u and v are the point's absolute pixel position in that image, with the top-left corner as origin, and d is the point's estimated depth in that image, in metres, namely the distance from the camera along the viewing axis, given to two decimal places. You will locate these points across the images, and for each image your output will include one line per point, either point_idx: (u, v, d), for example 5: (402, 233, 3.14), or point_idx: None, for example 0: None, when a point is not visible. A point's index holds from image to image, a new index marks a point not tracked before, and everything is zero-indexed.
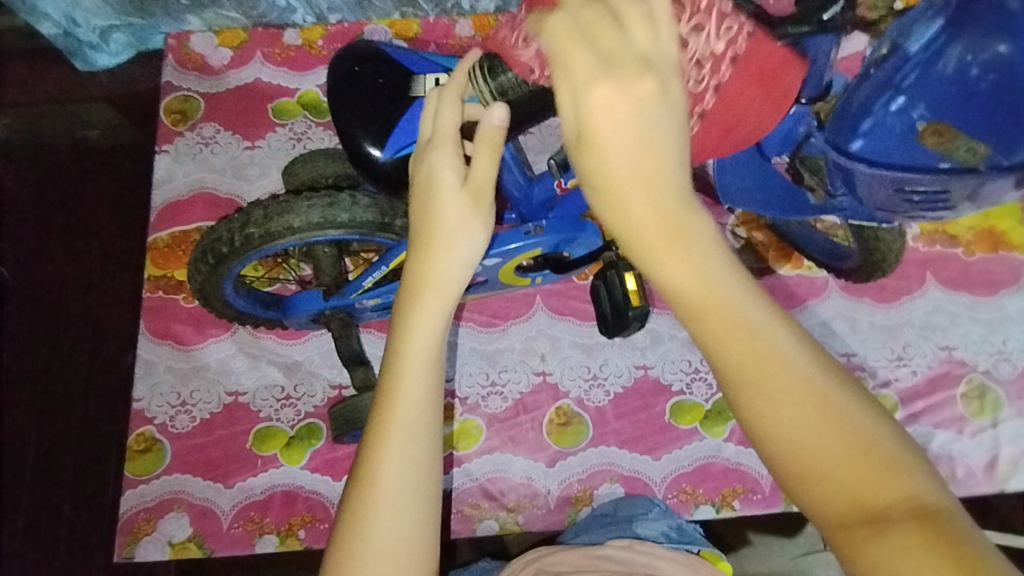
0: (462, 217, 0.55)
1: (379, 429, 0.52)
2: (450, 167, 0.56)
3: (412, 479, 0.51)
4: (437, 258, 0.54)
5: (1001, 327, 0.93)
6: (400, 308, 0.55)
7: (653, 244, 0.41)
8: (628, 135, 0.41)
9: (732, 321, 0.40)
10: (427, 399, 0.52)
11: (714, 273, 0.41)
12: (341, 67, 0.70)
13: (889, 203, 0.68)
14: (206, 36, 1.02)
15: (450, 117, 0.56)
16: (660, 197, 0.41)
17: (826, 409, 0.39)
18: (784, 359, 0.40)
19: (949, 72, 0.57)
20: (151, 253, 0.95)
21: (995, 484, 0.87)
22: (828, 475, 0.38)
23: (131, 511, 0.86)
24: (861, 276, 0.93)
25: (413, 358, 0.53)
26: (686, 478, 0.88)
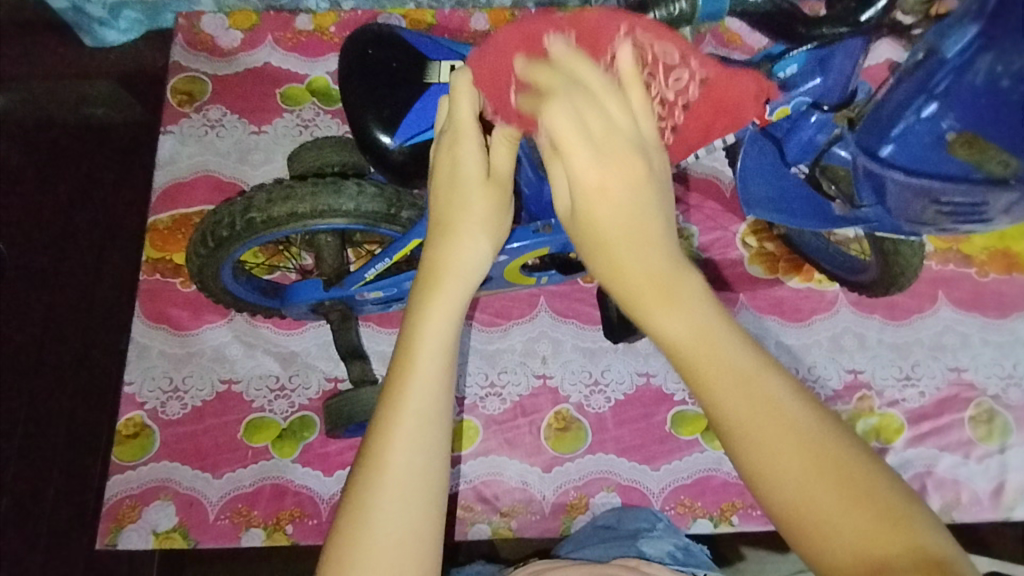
0: (484, 212, 0.54)
1: (388, 417, 0.50)
2: (474, 158, 0.53)
3: (420, 468, 0.49)
4: (457, 248, 0.53)
5: (1012, 350, 0.91)
6: (415, 297, 0.53)
7: (649, 308, 0.43)
8: (616, 207, 0.43)
9: (727, 370, 0.41)
10: (440, 389, 0.51)
11: (709, 328, 0.42)
12: (353, 50, 0.68)
13: (918, 215, 0.65)
14: (217, 17, 1.01)
15: (466, 108, 0.53)
16: (651, 260, 0.43)
17: (823, 456, 0.39)
18: (778, 406, 0.40)
19: (979, 83, 0.52)
20: (150, 235, 0.93)
21: (1000, 511, 0.85)
22: (835, 530, 0.38)
23: (116, 497, 0.84)
24: (881, 291, 0.90)
25: (421, 354, 0.50)
26: (685, 490, 0.86)
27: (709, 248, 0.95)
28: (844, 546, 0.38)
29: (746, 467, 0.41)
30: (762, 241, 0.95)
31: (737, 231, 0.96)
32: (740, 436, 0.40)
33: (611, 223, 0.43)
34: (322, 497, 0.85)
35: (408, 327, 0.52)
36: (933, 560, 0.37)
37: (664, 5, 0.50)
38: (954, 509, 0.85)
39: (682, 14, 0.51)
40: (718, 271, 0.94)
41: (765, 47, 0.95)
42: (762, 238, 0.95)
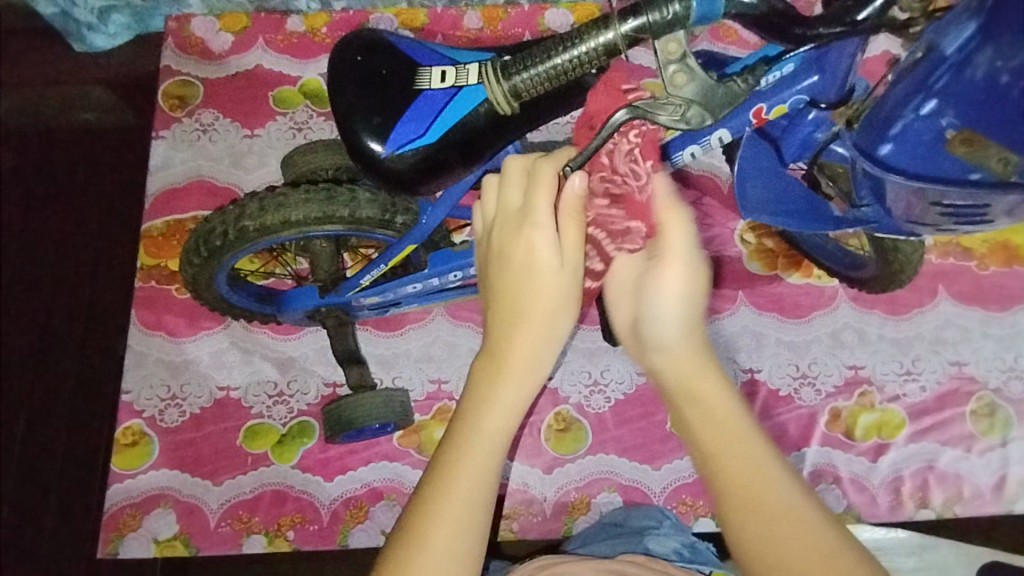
0: (557, 301, 0.55)
1: (440, 484, 0.52)
2: (548, 244, 0.54)
3: (463, 546, 0.51)
4: (525, 341, 0.54)
5: (1013, 343, 0.91)
6: (480, 375, 0.55)
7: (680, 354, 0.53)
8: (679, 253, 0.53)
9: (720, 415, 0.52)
10: (490, 470, 0.53)
11: (716, 391, 0.53)
12: (343, 56, 0.67)
13: (918, 216, 0.64)
14: (207, 19, 0.99)
15: (515, 197, 0.55)
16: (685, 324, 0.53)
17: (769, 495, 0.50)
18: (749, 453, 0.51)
19: (979, 79, 0.51)
20: (145, 242, 0.92)
21: (1002, 505, 0.86)
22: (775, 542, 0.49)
23: (117, 506, 0.84)
24: (879, 287, 0.89)
25: (478, 435, 0.53)
26: (686, 489, 0.86)
27: (707, 245, 0.95)
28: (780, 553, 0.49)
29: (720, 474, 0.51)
30: (761, 237, 0.95)
31: (736, 228, 0.95)
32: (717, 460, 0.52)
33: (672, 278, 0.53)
34: (323, 502, 0.85)
35: (470, 404, 0.55)
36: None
37: (658, 8, 0.49)
38: (956, 504, 0.85)
39: (677, 16, 0.49)
40: (717, 269, 0.94)
41: (761, 42, 0.94)
42: (760, 234, 0.94)
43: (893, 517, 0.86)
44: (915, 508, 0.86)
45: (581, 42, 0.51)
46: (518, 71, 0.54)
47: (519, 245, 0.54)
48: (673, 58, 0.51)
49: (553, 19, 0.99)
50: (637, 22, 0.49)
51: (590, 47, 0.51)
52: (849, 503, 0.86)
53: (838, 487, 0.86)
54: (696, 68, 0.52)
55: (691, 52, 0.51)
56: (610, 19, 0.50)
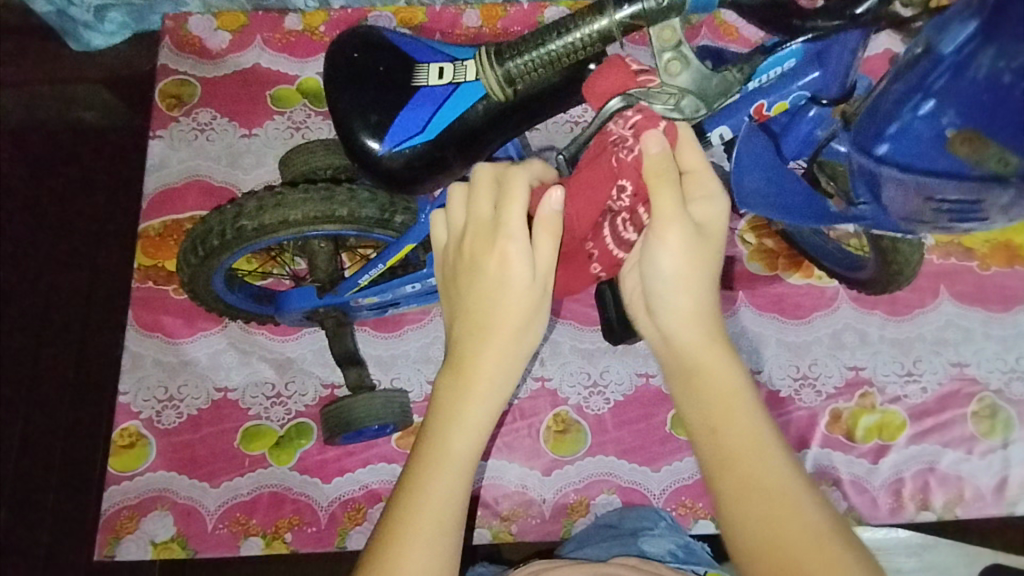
0: (524, 317, 0.54)
1: (406, 508, 0.52)
2: (523, 260, 0.53)
3: (434, 569, 0.51)
4: (488, 357, 0.54)
5: (1015, 344, 0.90)
6: (444, 390, 0.55)
7: (688, 335, 0.52)
8: (700, 226, 0.51)
9: (725, 391, 0.52)
10: (456, 492, 0.53)
11: (723, 365, 0.52)
12: (339, 53, 0.66)
13: (915, 215, 0.63)
14: (204, 18, 0.99)
15: (484, 208, 0.53)
16: (698, 302, 0.52)
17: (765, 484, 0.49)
18: (751, 428, 0.51)
19: (981, 78, 0.50)
20: (142, 242, 0.92)
21: (1004, 507, 0.85)
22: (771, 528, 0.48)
23: (113, 508, 0.83)
24: (879, 288, 0.88)
25: (446, 457, 0.53)
26: (686, 491, 0.85)
27: None
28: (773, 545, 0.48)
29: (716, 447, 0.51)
30: (761, 238, 0.94)
31: (736, 227, 0.94)
32: (713, 443, 0.51)
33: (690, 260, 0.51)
34: (321, 505, 0.84)
35: (435, 421, 0.54)
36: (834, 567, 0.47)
37: None
38: (957, 505, 0.85)
39: (671, 4, 0.49)
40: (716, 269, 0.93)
41: (761, 40, 0.94)
42: (761, 234, 0.94)
43: (893, 519, 0.85)
44: (916, 510, 0.85)
45: (576, 28, 0.51)
46: (511, 57, 0.53)
47: (492, 262, 0.53)
48: (668, 46, 0.51)
49: (553, 17, 0.99)
50: (632, 9, 0.49)
51: (585, 33, 0.51)
52: (850, 505, 0.85)
53: (838, 489, 0.86)
54: (692, 58, 0.52)
55: (686, 42, 0.51)
56: (605, 5, 0.50)
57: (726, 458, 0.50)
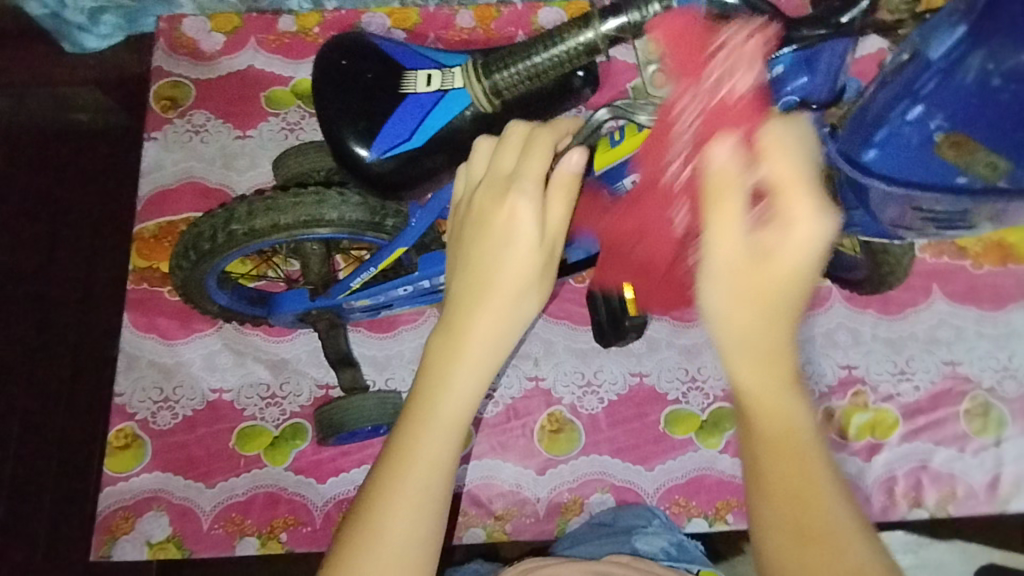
0: (525, 276, 0.51)
1: (391, 473, 0.50)
2: (531, 219, 0.51)
3: (413, 539, 0.49)
4: (482, 317, 0.51)
5: (1007, 342, 0.90)
6: (433, 348, 0.52)
7: (757, 363, 0.43)
8: (787, 251, 0.41)
9: (793, 442, 0.43)
10: (445, 460, 0.50)
11: (793, 407, 0.43)
12: (328, 59, 0.67)
13: (902, 220, 0.65)
14: (199, 20, 0.99)
15: (506, 162, 0.52)
16: (774, 334, 0.42)
17: (829, 553, 0.42)
18: (818, 494, 0.43)
19: (969, 82, 0.50)
20: (137, 244, 0.92)
21: (996, 504, 0.86)
22: None
23: (109, 509, 0.84)
24: (870, 288, 0.88)
25: (434, 422, 0.50)
26: (679, 490, 0.86)
27: None
28: None
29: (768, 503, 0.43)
30: None
31: None
32: (770, 498, 0.43)
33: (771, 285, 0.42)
34: (316, 505, 0.84)
35: (423, 384, 0.51)
36: None
37: (639, 8, 0.49)
38: (950, 503, 0.85)
39: (657, 16, 0.49)
40: None
41: None
42: None
43: (886, 517, 0.86)
44: (908, 508, 0.86)
45: (561, 41, 0.51)
46: (499, 69, 0.54)
47: (499, 215, 0.51)
48: (653, 58, 0.50)
49: (547, 17, 0.99)
50: (618, 21, 0.49)
51: (570, 46, 0.51)
52: None
53: None
54: None
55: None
56: (590, 18, 0.50)
57: (776, 518, 0.43)
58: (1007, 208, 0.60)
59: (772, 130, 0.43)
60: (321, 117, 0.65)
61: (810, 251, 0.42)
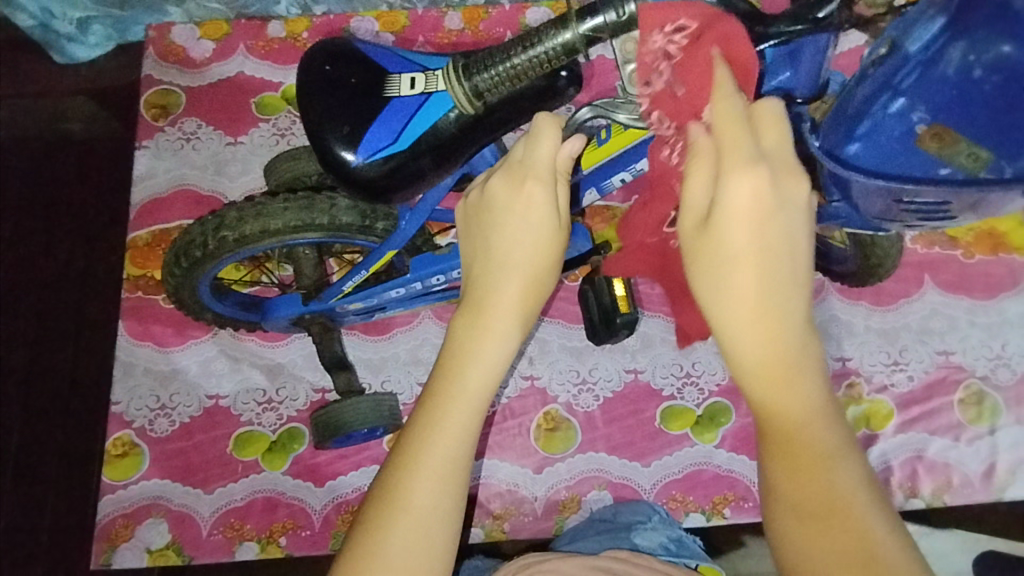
0: (545, 255, 0.54)
1: (421, 433, 0.52)
2: (545, 200, 0.54)
3: (442, 497, 0.51)
4: (507, 289, 0.54)
5: (1000, 331, 0.91)
6: (463, 314, 0.55)
7: (733, 273, 0.46)
8: (756, 191, 0.45)
9: (781, 344, 0.46)
10: (468, 421, 0.53)
11: (780, 311, 0.46)
12: (310, 64, 0.66)
13: (882, 211, 0.65)
14: (187, 27, 0.99)
15: (517, 150, 0.55)
16: (756, 244, 0.46)
17: (805, 449, 0.45)
18: (801, 391, 0.46)
19: (950, 73, 0.52)
20: (131, 252, 0.93)
21: (992, 492, 0.86)
22: (795, 495, 0.45)
23: (108, 517, 0.84)
24: (859, 281, 0.89)
25: (462, 383, 0.53)
26: (676, 485, 0.86)
27: None
28: (803, 513, 0.45)
29: (757, 402, 0.47)
30: None
31: None
32: (758, 394, 0.47)
33: (744, 214, 0.46)
34: (315, 508, 0.85)
35: (452, 349, 0.54)
36: (864, 551, 0.43)
37: (616, 7, 0.48)
38: (946, 492, 0.86)
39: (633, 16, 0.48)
40: None
41: None
42: None
43: None
44: (905, 498, 0.86)
45: (539, 42, 0.51)
46: (479, 72, 0.55)
47: (517, 201, 0.54)
48: (631, 57, 0.50)
49: (535, 18, 0.99)
50: (594, 22, 0.49)
51: (548, 47, 0.51)
52: None
53: None
54: None
55: None
56: (567, 19, 0.50)
57: (758, 412, 0.47)
58: (988, 200, 0.57)
59: (762, 104, 0.47)
60: (307, 125, 0.65)
61: (769, 202, 0.46)
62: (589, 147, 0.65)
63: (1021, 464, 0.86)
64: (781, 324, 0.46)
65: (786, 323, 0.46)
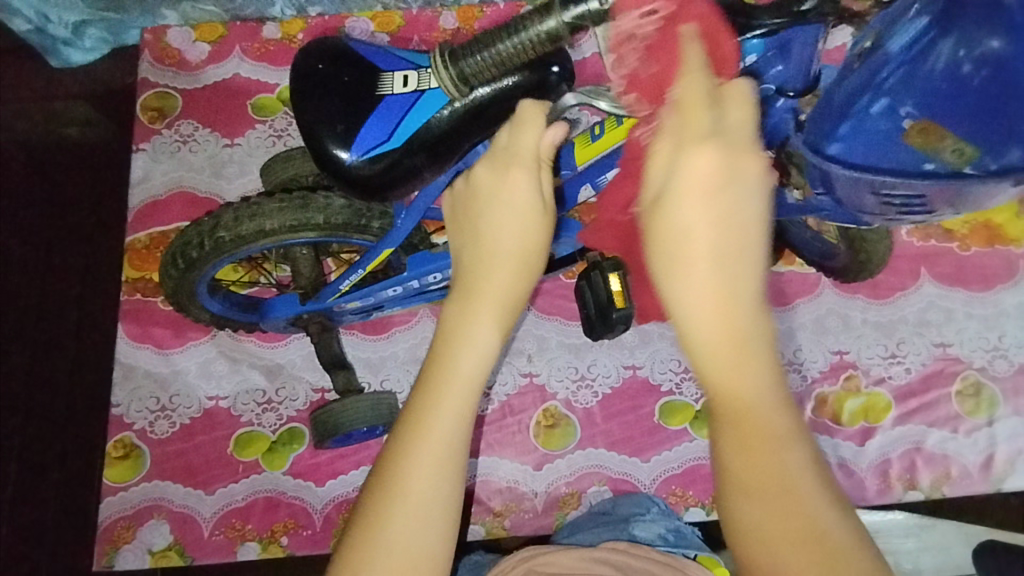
0: (529, 236, 0.56)
1: (415, 422, 0.52)
2: (528, 184, 0.56)
3: (439, 484, 0.51)
4: (495, 271, 0.55)
5: (997, 323, 0.91)
6: (455, 300, 0.55)
7: (690, 249, 0.46)
8: (712, 171, 0.46)
9: (734, 319, 0.45)
10: (463, 407, 0.53)
11: (735, 287, 0.46)
12: (303, 63, 0.66)
13: (865, 206, 0.64)
14: (183, 30, 1.00)
15: (502, 138, 0.58)
16: (712, 221, 0.46)
17: (756, 429, 0.44)
18: (754, 369, 0.45)
19: (940, 68, 0.54)
20: (129, 255, 0.93)
21: (991, 483, 0.86)
22: (748, 476, 0.43)
23: (110, 519, 0.84)
24: (850, 277, 0.89)
25: (455, 368, 0.53)
26: (676, 480, 0.86)
27: None
28: (755, 495, 0.43)
29: (707, 379, 0.46)
30: None
31: None
32: (709, 371, 0.46)
33: (701, 192, 0.46)
34: (316, 508, 0.85)
35: (446, 338, 0.54)
36: (817, 533, 0.42)
37: None
38: (945, 484, 0.86)
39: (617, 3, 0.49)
40: None
41: None
42: None
43: (882, 499, 0.86)
44: (903, 489, 0.87)
45: (524, 29, 0.52)
46: (464, 57, 0.54)
47: (502, 186, 0.57)
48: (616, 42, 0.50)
49: None
50: (578, 9, 0.49)
51: (533, 33, 0.51)
52: None
53: None
54: None
55: None
56: (552, 6, 0.51)
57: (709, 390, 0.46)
58: (967, 199, 0.59)
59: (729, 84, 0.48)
60: (299, 123, 0.65)
61: (724, 181, 0.46)
62: (583, 142, 0.66)
63: (1019, 455, 0.87)
64: (732, 299, 0.45)
65: (739, 299, 0.45)
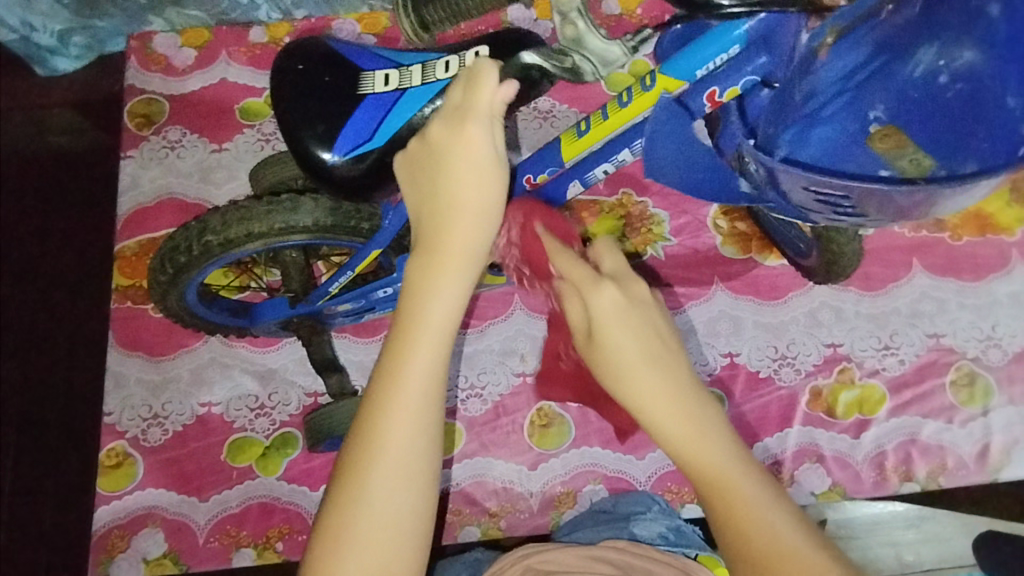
0: (486, 196, 0.55)
1: (386, 392, 0.52)
2: (484, 138, 0.54)
3: (418, 446, 0.51)
4: (456, 232, 0.54)
5: (990, 312, 0.91)
6: (417, 260, 0.55)
7: (631, 372, 0.55)
8: (620, 304, 0.56)
9: (682, 418, 0.54)
10: (432, 367, 0.53)
11: (671, 393, 0.54)
12: (285, 65, 0.66)
13: (802, 203, 0.60)
14: (169, 36, 1.00)
15: (455, 95, 0.55)
16: (640, 343, 0.55)
17: (734, 505, 0.52)
18: (712, 454, 0.53)
19: (917, 77, 0.56)
20: (119, 262, 0.92)
21: (987, 473, 0.86)
22: (746, 546, 0.50)
23: (104, 528, 0.84)
24: (821, 275, 0.88)
25: (422, 327, 0.53)
26: (672, 477, 0.86)
27: (681, 232, 0.95)
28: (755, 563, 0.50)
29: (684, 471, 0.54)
30: (734, 222, 0.95)
31: (707, 214, 0.95)
32: (681, 464, 0.54)
33: (620, 323, 0.55)
34: (310, 512, 0.85)
35: (410, 299, 0.54)
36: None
37: None
38: (941, 475, 0.86)
39: None
40: (689, 257, 0.94)
41: None
42: (733, 218, 0.95)
43: (879, 492, 0.86)
44: (900, 482, 0.86)
45: None
46: None
47: (457, 146, 0.54)
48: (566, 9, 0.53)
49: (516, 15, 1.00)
50: None
51: None
52: (833, 480, 0.86)
53: (822, 465, 0.87)
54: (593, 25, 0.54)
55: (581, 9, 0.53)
56: None
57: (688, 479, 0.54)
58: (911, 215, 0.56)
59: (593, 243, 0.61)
60: (280, 123, 0.65)
61: (627, 308, 0.56)
62: (569, 138, 0.66)
63: (1015, 444, 0.87)
64: (676, 398, 0.54)
65: (680, 399, 0.54)
